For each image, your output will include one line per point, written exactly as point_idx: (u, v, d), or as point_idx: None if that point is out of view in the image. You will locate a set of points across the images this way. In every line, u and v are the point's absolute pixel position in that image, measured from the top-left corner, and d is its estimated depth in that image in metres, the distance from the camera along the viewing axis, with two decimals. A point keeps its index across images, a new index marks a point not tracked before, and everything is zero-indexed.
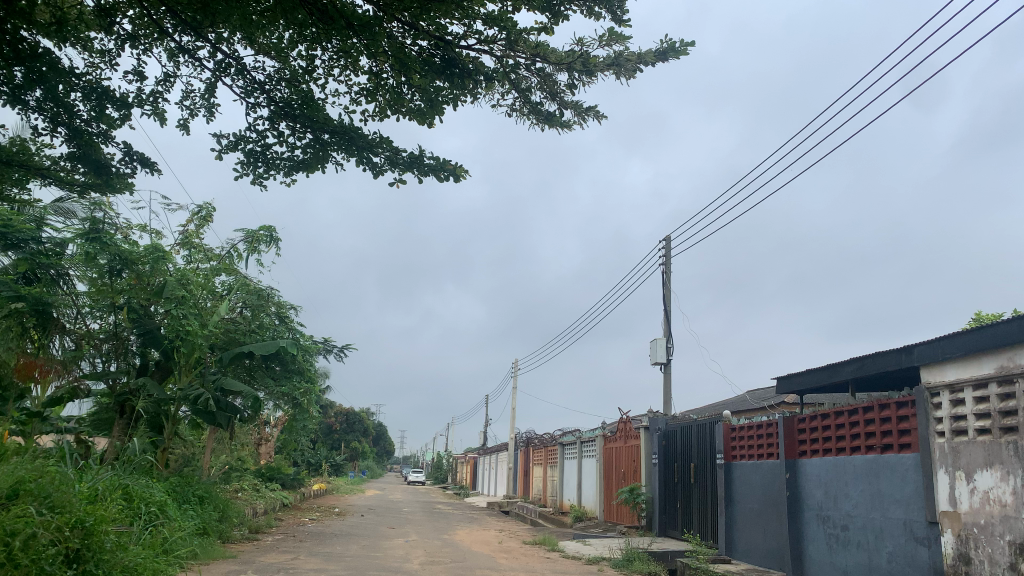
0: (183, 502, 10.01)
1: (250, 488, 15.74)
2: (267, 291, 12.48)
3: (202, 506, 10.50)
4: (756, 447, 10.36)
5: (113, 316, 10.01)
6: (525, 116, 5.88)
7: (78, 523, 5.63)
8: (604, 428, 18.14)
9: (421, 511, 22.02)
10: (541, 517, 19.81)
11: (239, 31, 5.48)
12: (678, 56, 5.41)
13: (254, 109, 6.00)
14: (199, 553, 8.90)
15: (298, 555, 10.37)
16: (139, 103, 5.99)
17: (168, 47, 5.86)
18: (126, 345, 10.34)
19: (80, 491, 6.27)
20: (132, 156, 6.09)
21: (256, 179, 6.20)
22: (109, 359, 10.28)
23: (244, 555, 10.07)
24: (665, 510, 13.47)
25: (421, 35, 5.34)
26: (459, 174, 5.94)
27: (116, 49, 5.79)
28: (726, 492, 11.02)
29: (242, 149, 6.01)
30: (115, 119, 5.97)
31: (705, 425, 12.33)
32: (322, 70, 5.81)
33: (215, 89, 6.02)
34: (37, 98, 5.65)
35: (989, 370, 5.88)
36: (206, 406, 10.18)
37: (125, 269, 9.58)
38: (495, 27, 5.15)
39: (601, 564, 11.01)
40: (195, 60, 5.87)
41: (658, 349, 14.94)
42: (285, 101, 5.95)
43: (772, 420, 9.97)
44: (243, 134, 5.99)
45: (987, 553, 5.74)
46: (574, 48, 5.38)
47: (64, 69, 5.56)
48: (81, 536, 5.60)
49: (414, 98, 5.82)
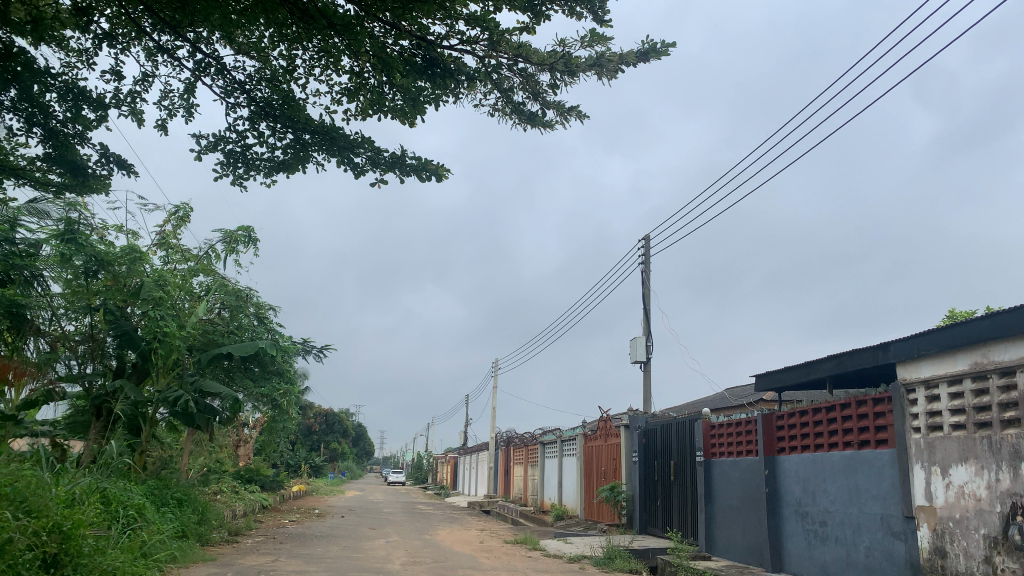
0: (161, 505, 9.92)
1: (229, 490, 15.62)
2: (246, 292, 12.38)
3: (181, 509, 10.41)
4: (735, 444, 10.45)
5: (88, 317, 9.91)
6: (507, 116, 5.89)
7: (55, 527, 5.58)
8: (585, 427, 18.20)
9: (401, 511, 21.99)
10: (522, 516, 19.85)
11: (218, 30, 5.44)
12: (660, 57, 5.44)
13: (234, 109, 5.97)
14: (178, 557, 8.81)
15: (279, 558, 10.31)
16: (117, 103, 5.93)
17: (146, 46, 5.80)
18: (103, 346, 10.23)
19: (57, 495, 6.20)
20: (109, 157, 6.02)
21: (236, 180, 6.16)
22: (86, 361, 10.12)
23: (224, 558, 10.00)
24: (646, 508, 13.55)
25: (403, 35, 5.33)
26: (441, 173, 5.94)
27: (93, 48, 5.72)
28: (706, 489, 11.11)
29: (222, 150, 5.98)
30: (92, 120, 5.89)
31: (684, 423, 12.42)
32: (303, 70, 5.78)
33: (194, 89, 5.97)
34: (12, 98, 5.58)
35: (964, 366, 5.98)
36: (184, 408, 10.11)
37: (102, 270, 9.53)
38: (477, 27, 5.16)
39: (583, 562, 11.05)
40: (173, 60, 5.82)
41: (638, 348, 15.02)
42: (266, 101, 5.92)
43: (750, 417, 10.07)
44: (223, 134, 5.95)
45: (962, 547, 5.84)
46: (556, 49, 5.39)
47: (40, 69, 5.49)
48: (59, 540, 5.56)
49: (396, 97, 5.82)
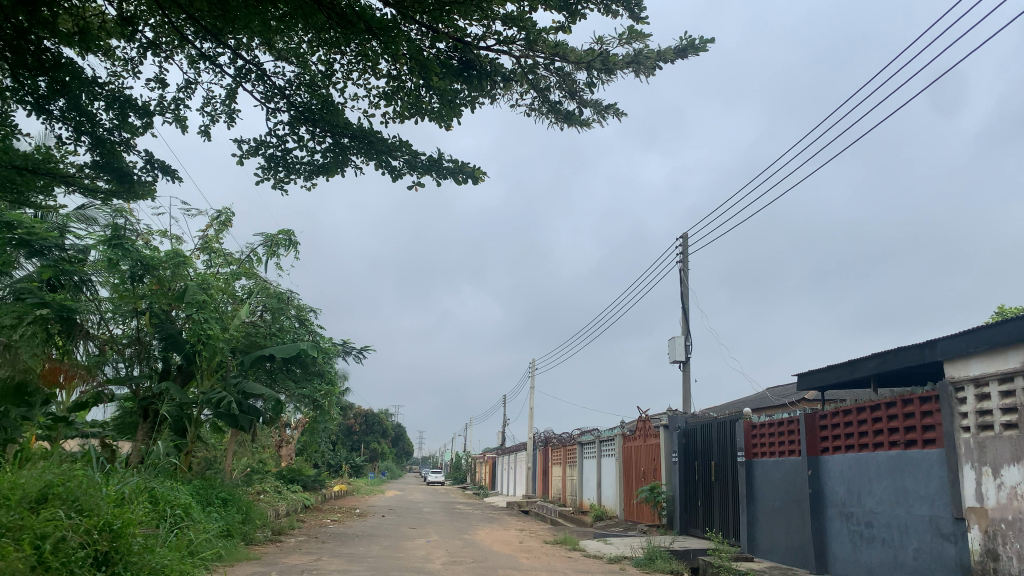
0: (207, 504, 10.11)
1: (272, 490, 15.86)
2: (287, 295, 12.56)
3: (226, 508, 10.60)
4: (777, 444, 10.32)
5: (135, 321, 10.10)
6: (544, 115, 5.87)
7: (106, 526, 5.73)
8: (624, 427, 18.12)
9: (441, 511, 22.10)
10: (561, 516, 19.85)
11: (258, 36, 5.52)
12: (698, 53, 5.38)
13: (274, 114, 6.05)
14: (224, 556, 8.97)
15: (321, 557, 10.44)
16: (161, 110, 6.05)
17: (189, 53, 5.91)
18: (149, 349, 10.44)
19: (107, 494, 6.36)
20: (154, 163, 6.15)
21: (277, 183, 6.25)
22: (132, 364, 10.38)
23: (268, 557, 10.15)
24: (686, 508, 13.45)
25: (441, 37, 5.36)
26: (477, 176, 5.97)
27: (138, 57, 5.85)
28: (748, 490, 10.99)
29: (263, 154, 6.07)
30: (137, 127, 6.03)
31: (725, 423, 12.30)
32: (342, 74, 5.84)
33: (235, 95, 6.07)
34: (61, 107, 5.74)
35: (1015, 364, 5.82)
36: (228, 409, 10.30)
37: (147, 274, 9.73)
38: (514, 27, 5.17)
39: (623, 563, 11.00)
40: (215, 66, 5.93)
41: (677, 347, 14.90)
42: (305, 106, 5.99)
43: (793, 416, 9.93)
44: (264, 139, 6.04)
45: (1015, 549, 5.68)
46: (593, 47, 5.37)
47: (88, 78, 5.63)
48: (110, 538, 5.70)
49: (433, 100, 5.84)
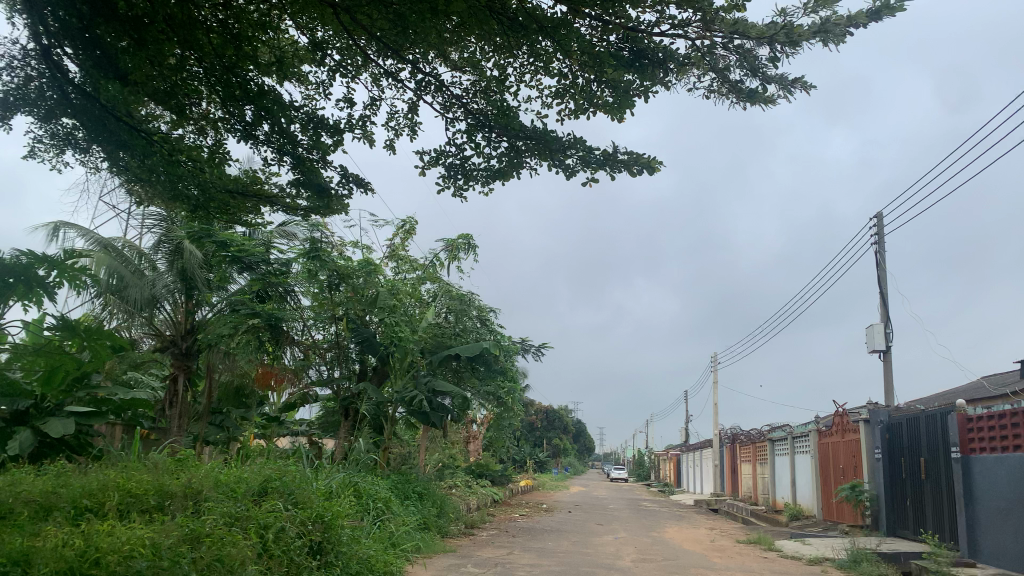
0: (405, 498, 10.64)
1: (463, 485, 16.44)
2: (469, 296, 12.94)
3: (422, 502, 11.10)
4: (999, 438, 9.32)
5: (333, 326, 10.74)
6: (724, 96, 5.65)
7: (318, 517, 6.17)
8: (818, 423, 17.12)
9: (628, 508, 21.96)
10: (754, 515, 19.09)
11: (434, 49, 5.72)
12: (894, 13, 5.02)
13: (452, 122, 6.23)
14: (422, 547, 9.39)
15: (513, 551, 10.67)
16: (350, 128, 6.41)
17: (373, 72, 6.22)
18: (346, 352, 11.00)
19: (318, 488, 6.86)
20: (347, 178, 6.53)
21: (457, 190, 6.44)
22: (332, 367, 11.09)
23: (463, 550, 10.51)
24: (894, 508, 12.48)
25: (612, 29, 5.30)
26: (653, 167, 5.81)
27: (328, 80, 6.22)
28: (965, 489, 10.02)
29: (443, 163, 6.27)
30: (330, 145, 6.41)
31: (935, 416, 11.28)
32: (514, 78, 5.92)
33: (416, 107, 6.32)
34: (265, 132, 6.19)
35: None
36: (419, 406, 10.71)
37: (342, 283, 10.39)
38: (689, 9, 5.02)
39: (824, 565, 10.39)
40: (397, 82, 6.19)
41: (875, 336, 13.87)
42: (481, 112, 6.12)
43: (1017, 408, 8.93)
44: (443, 148, 6.24)
45: None
46: (776, 20, 5.08)
47: (287, 103, 6.03)
48: (322, 529, 6.13)
49: (605, 93, 5.71)
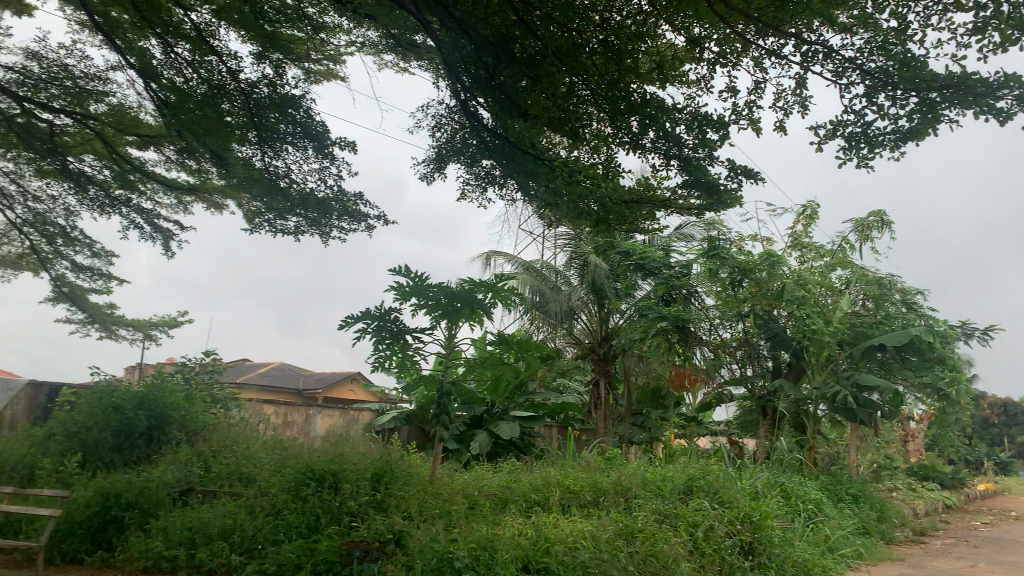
0: (838, 500, 9.88)
1: (906, 488, 14.80)
2: (889, 279, 11.65)
3: (858, 505, 10.21)
4: None
5: (741, 325, 10.71)
6: None
7: (746, 518, 6.01)
8: None
9: None
10: None
11: (819, 16, 5.28)
12: None
13: (848, 89, 5.67)
14: (865, 554, 8.58)
15: (978, 563, 9.24)
16: (736, 118, 6.22)
17: (754, 55, 5.95)
18: (758, 349, 10.85)
19: (742, 488, 6.74)
20: (737, 170, 6.39)
21: (861, 162, 5.84)
22: (745, 364, 11.01)
23: (913, 559, 9.40)
24: None
25: None
26: None
27: (708, 74, 6.12)
28: None
29: (841, 134, 5.75)
30: (716, 141, 6.27)
31: None
32: (918, 24, 5.20)
33: (806, 81, 5.87)
34: (652, 139, 6.30)
35: None
36: (844, 402, 9.74)
37: (745, 278, 10.21)
38: None
39: None
40: (781, 59, 5.85)
41: None
42: (881, 71, 5.48)
43: None
44: (840, 118, 5.72)
45: None
46: None
47: (669, 106, 6.09)
48: (751, 529, 5.94)
49: None
